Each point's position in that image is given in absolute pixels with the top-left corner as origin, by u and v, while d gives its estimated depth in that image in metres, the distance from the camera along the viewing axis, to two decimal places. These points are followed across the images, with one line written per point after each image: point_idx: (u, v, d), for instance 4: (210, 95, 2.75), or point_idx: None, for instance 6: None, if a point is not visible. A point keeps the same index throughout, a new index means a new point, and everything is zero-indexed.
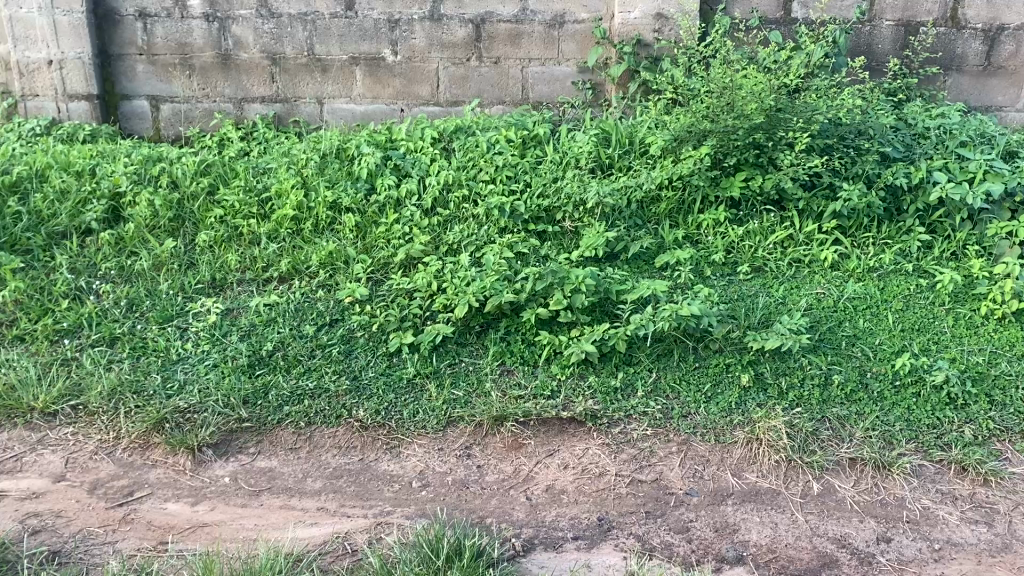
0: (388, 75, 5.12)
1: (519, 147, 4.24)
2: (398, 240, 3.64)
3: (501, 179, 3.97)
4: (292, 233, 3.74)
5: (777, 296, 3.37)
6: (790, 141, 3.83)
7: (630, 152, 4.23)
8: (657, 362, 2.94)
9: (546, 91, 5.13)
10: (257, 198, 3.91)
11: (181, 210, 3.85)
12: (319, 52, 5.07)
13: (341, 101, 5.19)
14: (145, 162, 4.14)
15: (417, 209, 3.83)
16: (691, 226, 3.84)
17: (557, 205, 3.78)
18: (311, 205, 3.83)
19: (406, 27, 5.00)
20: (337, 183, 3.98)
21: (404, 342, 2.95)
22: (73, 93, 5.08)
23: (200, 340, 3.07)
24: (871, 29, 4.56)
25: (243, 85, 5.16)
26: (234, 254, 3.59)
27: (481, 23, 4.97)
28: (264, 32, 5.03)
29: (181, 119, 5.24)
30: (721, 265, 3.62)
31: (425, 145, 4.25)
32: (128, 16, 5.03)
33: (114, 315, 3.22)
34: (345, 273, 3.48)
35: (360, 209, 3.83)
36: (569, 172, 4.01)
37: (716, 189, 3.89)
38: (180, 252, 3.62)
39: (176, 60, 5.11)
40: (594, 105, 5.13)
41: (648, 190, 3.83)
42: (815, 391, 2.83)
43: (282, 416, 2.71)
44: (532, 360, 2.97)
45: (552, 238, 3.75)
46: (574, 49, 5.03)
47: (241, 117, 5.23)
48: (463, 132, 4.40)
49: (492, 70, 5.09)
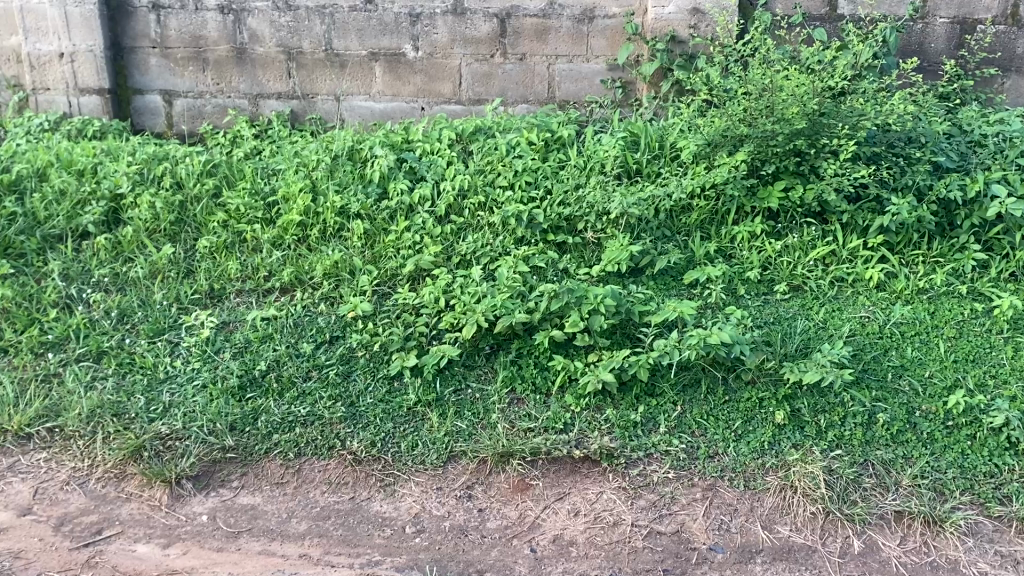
0: (409, 72, 4.89)
1: (541, 151, 3.99)
2: (408, 249, 3.41)
3: (520, 185, 3.73)
4: (298, 241, 3.54)
5: (816, 320, 3.10)
6: (834, 149, 3.56)
7: (660, 157, 3.95)
8: (683, 394, 2.68)
9: (574, 89, 4.87)
10: (262, 201, 3.71)
11: (183, 213, 3.66)
12: (338, 47, 4.86)
13: (360, 98, 4.97)
14: (149, 162, 3.96)
15: (430, 216, 3.60)
16: (724, 239, 3.57)
17: (579, 214, 3.53)
18: (318, 210, 3.62)
19: (428, 21, 4.77)
20: (347, 187, 3.77)
21: (406, 364, 2.72)
22: (85, 86, 4.92)
23: (190, 358, 2.87)
24: (923, 27, 4.24)
25: (258, 80, 4.96)
26: (234, 262, 3.39)
27: (506, 17, 4.73)
28: (280, 25, 4.83)
29: (194, 115, 5.05)
30: (757, 283, 3.34)
31: (442, 147, 4.02)
32: (141, 7, 4.85)
33: (103, 327, 3.04)
34: (349, 285, 3.25)
35: (370, 216, 3.61)
36: (593, 179, 3.75)
37: (752, 200, 3.61)
38: (179, 259, 3.43)
39: (190, 54, 4.93)
40: (624, 105, 4.86)
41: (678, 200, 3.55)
42: (857, 431, 2.57)
43: (270, 445, 2.53)
44: (545, 389, 2.73)
45: (573, 251, 3.50)
46: (604, 45, 4.77)
47: (256, 114, 5.03)
48: (483, 134, 4.17)
49: (518, 67, 4.84)
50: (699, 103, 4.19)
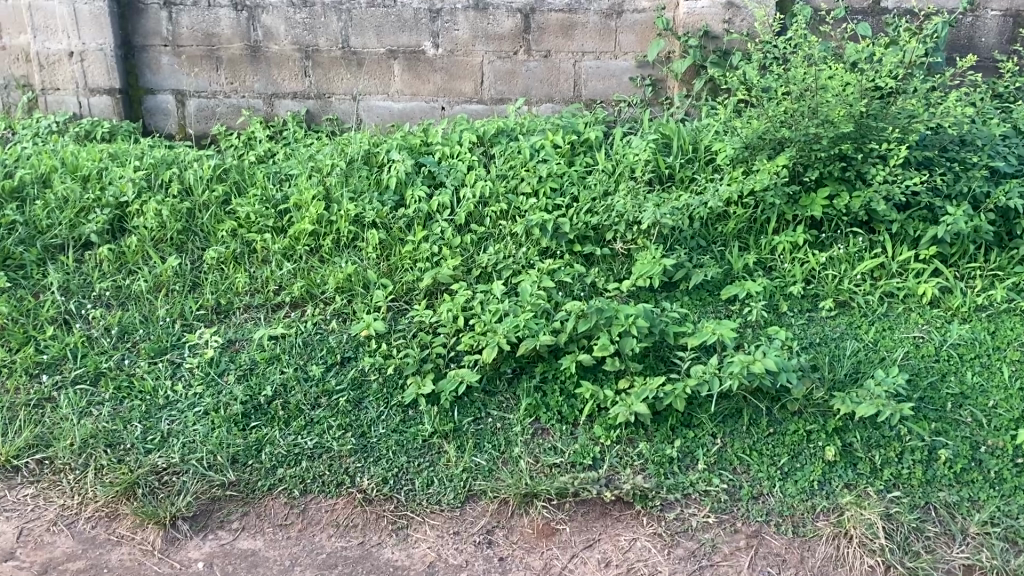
0: (429, 70, 4.68)
1: (567, 155, 3.78)
2: (426, 261, 3.21)
3: (545, 191, 3.51)
4: (310, 251, 3.35)
5: (866, 342, 2.86)
6: (882, 153, 3.33)
7: (694, 161, 3.72)
8: (723, 425, 2.46)
9: (601, 88, 4.64)
10: (274, 209, 3.52)
11: (190, 222, 3.48)
12: (355, 44, 4.66)
13: (377, 98, 4.77)
14: (157, 167, 3.78)
15: (449, 225, 3.39)
16: (764, 250, 3.33)
17: (608, 224, 3.30)
18: (332, 219, 3.42)
19: (448, 16, 4.56)
20: (363, 194, 3.57)
21: (421, 392, 2.52)
22: (95, 87, 4.76)
23: (192, 381, 2.69)
24: (973, 21, 3.98)
25: (273, 80, 4.78)
26: (242, 275, 3.20)
27: (531, 12, 4.51)
28: (296, 22, 4.64)
29: (207, 116, 4.88)
30: (800, 299, 3.10)
31: (462, 150, 3.81)
32: (152, 4, 4.68)
33: (101, 346, 2.86)
34: (363, 300, 3.05)
35: (386, 224, 3.41)
36: (623, 185, 3.53)
37: (794, 207, 3.37)
38: (185, 271, 3.26)
39: (202, 53, 4.75)
40: (654, 104, 4.62)
41: (714, 209, 3.31)
42: (916, 470, 2.34)
43: (274, 482, 2.37)
44: (572, 418, 2.53)
45: (601, 262, 3.28)
46: (632, 41, 4.54)
47: (271, 114, 4.85)
48: (506, 137, 3.96)
49: (542, 65, 4.61)
50: (735, 103, 3.96)
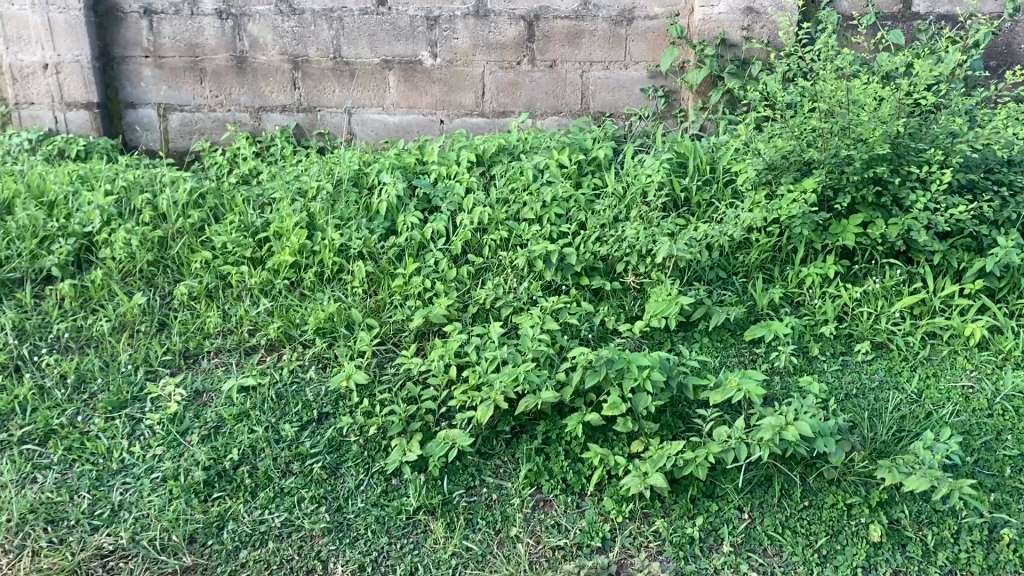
0: (426, 81, 4.38)
1: (573, 177, 3.48)
2: (417, 298, 2.91)
3: (549, 217, 3.20)
4: (290, 285, 3.05)
5: (909, 393, 2.55)
6: (921, 177, 3.03)
7: (712, 183, 3.41)
8: (750, 497, 2.17)
9: (610, 99, 4.34)
10: (253, 237, 3.24)
11: (161, 253, 3.20)
12: (347, 54, 4.37)
13: (371, 111, 4.48)
14: (129, 190, 3.51)
15: (443, 255, 3.09)
16: (790, 284, 3.02)
17: (617, 255, 2.99)
18: (315, 248, 3.12)
19: (447, 24, 4.26)
20: (350, 221, 3.28)
21: (405, 459, 2.23)
22: (71, 100, 4.47)
23: (150, 441, 2.40)
24: (1012, 27, 3.67)
25: (261, 92, 4.49)
26: (214, 313, 2.91)
27: (535, 19, 4.21)
28: (284, 31, 4.35)
29: (191, 131, 4.59)
30: (833, 341, 2.79)
31: (460, 171, 3.52)
32: (131, 13, 4.40)
33: (54, 398, 2.58)
34: (347, 343, 2.76)
35: (374, 256, 3.11)
36: (634, 211, 3.22)
37: (823, 236, 3.06)
38: (152, 309, 2.97)
39: (186, 64, 4.47)
40: (667, 117, 4.32)
41: (737, 239, 3.00)
42: (976, 553, 2.04)
43: (237, 567, 2.08)
44: (577, 487, 2.23)
45: (610, 298, 2.97)
46: (643, 50, 4.23)
47: (259, 129, 4.56)
48: (507, 156, 3.68)
49: (547, 75, 4.31)
50: (755, 118, 3.66)
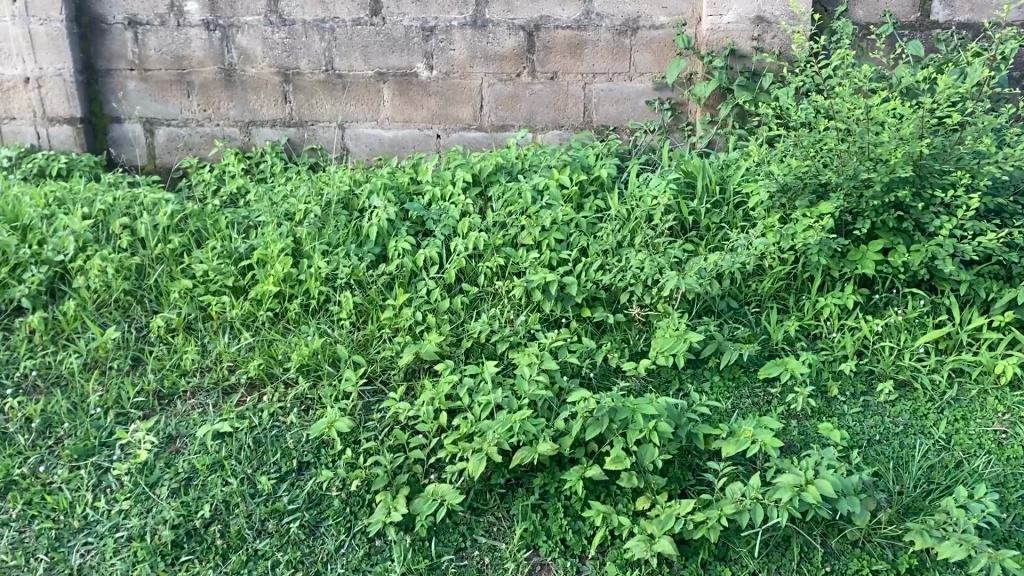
0: (422, 94, 4.20)
1: (574, 198, 3.30)
2: (407, 332, 2.73)
3: (549, 243, 3.02)
4: (273, 317, 2.88)
5: (935, 440, 2.37)
6: (945, 202, 2.85)
7: (721, 205, 3.23)
8: (766, 563, 1.99)
9: (614, 113, 4.15)
10: (235, 265, 3.06)
11: (138, 282, 3.04)
12: (340, 67, 4.19)
13: (365, 125, 4.30)
14: (108, 214, 3.34)
15: (436, 284, 2.91)
16: (806, 315, 2.84)
17: (621, 284, 2.81)
18: (300, 276, 2.94)
19: (443, 35, 4.08)
20: (339, 246, 3.11)
21: (390, 519, 2.07)
22: (54, 115, 4.31)
23: (116, 494, 2.23)
24: None
25: (251, 106, 4.31)
26: (192, 349, 2.74)
27: (535, 30, 4.02)
28: (274, 42, 4.18)
29: (178, 147, 4.42)
30: (853, 379, 2.60)
31: (455, 192, 3.34)
32: (116, 25, 4.23)
33: (17, 445, 2.41)
34: (331, 382, 2.58)
35: (363, 285, 2.93)
36: (639, 235, 3.03)
37: (840, 263, 2.87)
38: (127, 344, 2.81)
39: (172, 77, 4.30)
40: (673, 131, 4.13)
41: (749, 267, 2.81)
42: None
43: None
44: (578, 549, 2.06)
45: (614, 330, 2.79)
46: (649, 61, 4.05)
47: (248, 144, 4.38)
48: (505, 175, 3.50)
49: (548, 88, 4.13)
50: (767, 136, 3.48)
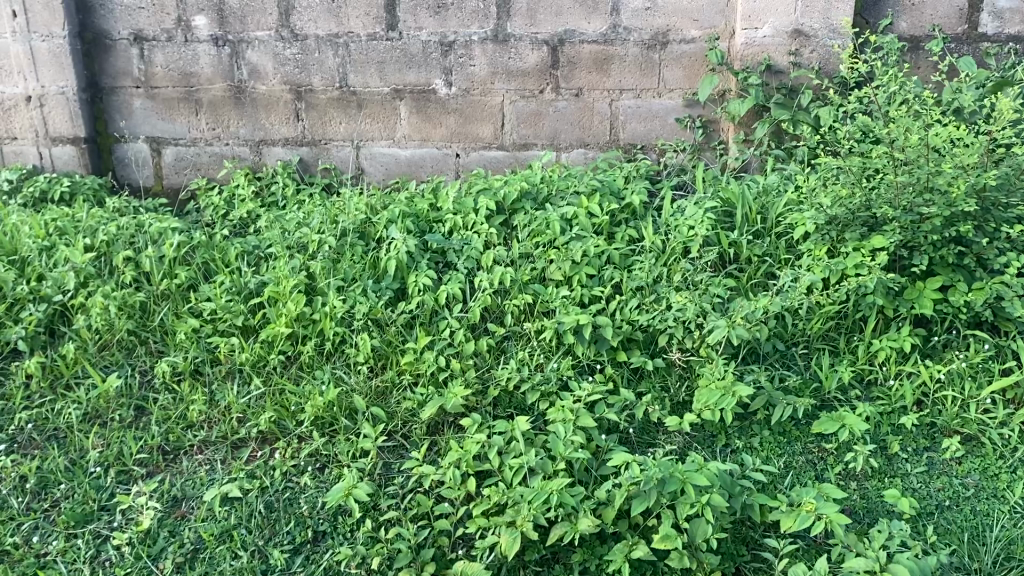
0: (440, 112, 4.01)
1: (605, 228, 3.10)
2: (429, 379, 2.54)
3: (580, 279, 2.83)
4: (285, 361, 2.69)
5: (1009, 506, 2.19)
6: (1008, 237, 2.65)
7: (763, 235, 3.02)
8: None
9: (642, 130, 3.94)
10: (245, 303, 2.88)
11: (142, 322, 2.86)
12: (354, 83, 4.00)
13: (381, 144, 4.10)
14: (111, 245, 3.16)
15: (459, 324, 2.72)
16: (858, 360, 2.63)
17: (660, 327, 2.60)
18: (314, 316, 2.75)
19: (463, 50, 3.88)
20: (355, 281, 2.92)
21: None
22: (57, 135, 4.13)
23: (116, 569, 2.08)
24: None
25: (261, 124, 4.13)
26: (198, 397, 2.56)
27: (559, 44, 3.82)
28: (286, 58, 3.99)
29: (186, 166, 4.24)
30: (914, 433, 2.40)
31: (478, 221, 3.14)
32: (121, 40, 4.05)
33: (9, 510, 2.24)
34: (348, 437, 2.39)
35: (381, 325, 2.74)
36: (676, 270, 2.83)
37: (896, 302, 2.66)
38: (129, 391, 2.62)
39: (179, 94, 4.11)
40: (704, 149, 3.92)
41: (799, 310, 2.61)
42: None
43: None
44: None
45: (652, 377, 2.58)
46: (679, 77, 3.84)
47: (259, 164, 4.20)
48: (530, 202, 3.31)
49: (573, 105, 3.93)
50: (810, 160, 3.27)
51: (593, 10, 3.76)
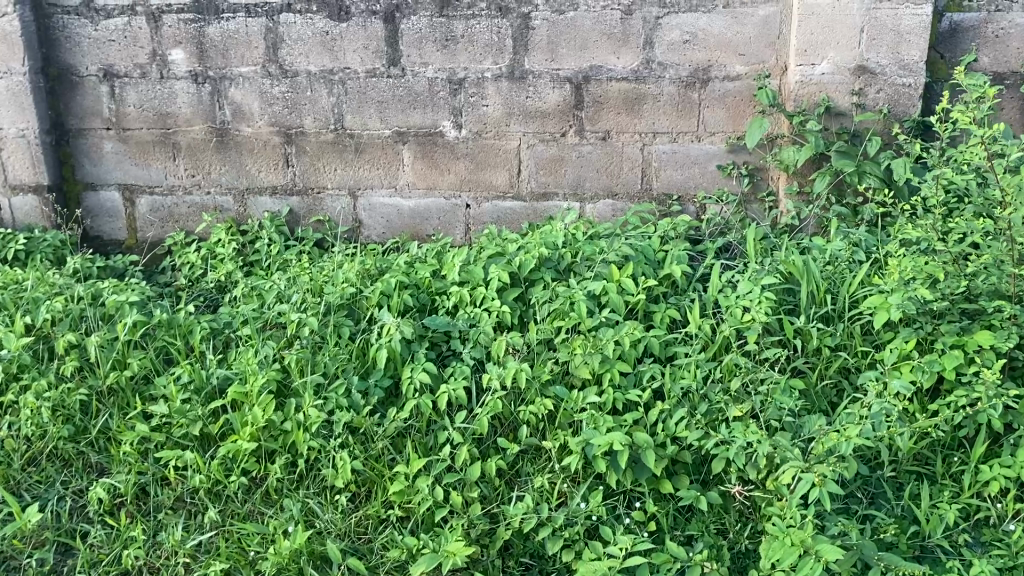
0: (449, 158, 3.47)
1: (641, 308, 2.58)
2: (425, 520, 2.08)
3: (613, 379, 2.29)
4: (249, 484, 2.21)
5: None
6: None
7: (834, 321, 2.51)
8: None
9: (679, 178, 3.36)
10: (205, 405, 2.38)
11: (81, 427, 2.38)
12: (351, 125, 3.47)
13: (382, 193, 3.56)
14: (55, 325, 2.68)
15: (463, 439, 2.20)
16: (963, 492, 2.10)
17: (714, 451, 2.08)
18: (285, 426, 2.26)
19: (474, 88, 3.35)
20: (338, 378, 2.41)
21: None
22: (18, 183, 3.62)
23: None
24: None
25: (246, 171, 3.60)
26: (137, 536, 2.11)
27: (584, 82, 3.28)
28: (274, 97, 3.48)
29: (163, 217, 3.71)
30: None
31: (490, 297, 2.62)
32: (89, 77, 3.55)
33: None
34: None
35: (367, 439, 2.24)
36: (733, 370, 2.27)
37: (1011, 416, 2.14)
38: (55, 524, 2.17)
39: (155, 137, 3.60)
40: (751, 201, 3.34)
41: (897, 437, 2.06)
42: None
43: None
44: None
45: (704, 515, 2.07)
46: (721, 118, 3.26)
47: (244, 215, 3.67)
48: (551, 271, 2.78)
49: (598, 149, 3.36)
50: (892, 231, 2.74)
51: (623, 44, 3.21)
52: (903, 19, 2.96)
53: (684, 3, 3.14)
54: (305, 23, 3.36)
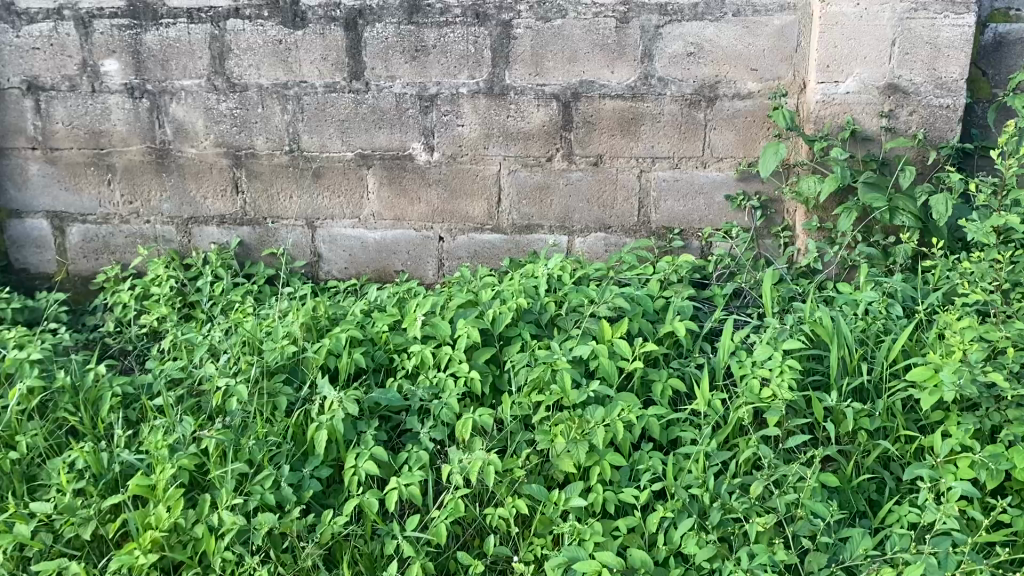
0: (418, 185, 2.99)
1: (637, 375, 2.14)
2: None
3: (602, 473, 1.86)
4: None
5: None
6: None
7: (870, 396, 2.08)
8: None
9: (681, 210, 2.91)
10: (102, 500, 1.94)
11: None
12: (309, 146, 2.98)
13: (343, 224, 3.07)
14: None
15: (414, 553, 1.76)
16: None
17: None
18: (195, 531, 1.82)
19: (447, 106, 2.88)
20: (267, 466, 1.96)
21: None
22: None
23: None
24: None
25: (191, 198, 3.08)
26: None
27: (572, 100, 2.82)
28: (219, 114, 2.97)
29: (97, 249, 3.17)
30: None
31: (456, 360, 2.17)
32: (11, 89, 3.00)
33: None
34: None
35: (296, 550, 1.80)
36: (752, 465, 1.85)
37: None
38: None
39: (87, 158, 3.06)
40: (764, 236, 2.90)
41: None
42: None
43: None
44: None
45: None
46: (730, 142, 2.81)
47: (188, 247, 3.15)
48: (532, 326, 2.34)
49: (589, 176, 2.90)
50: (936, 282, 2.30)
51: (618, 56, 2.77)
52: (940, 32, 2.52)
53: (688, 11, 2.70)
54: (255, 30, 2.86)
